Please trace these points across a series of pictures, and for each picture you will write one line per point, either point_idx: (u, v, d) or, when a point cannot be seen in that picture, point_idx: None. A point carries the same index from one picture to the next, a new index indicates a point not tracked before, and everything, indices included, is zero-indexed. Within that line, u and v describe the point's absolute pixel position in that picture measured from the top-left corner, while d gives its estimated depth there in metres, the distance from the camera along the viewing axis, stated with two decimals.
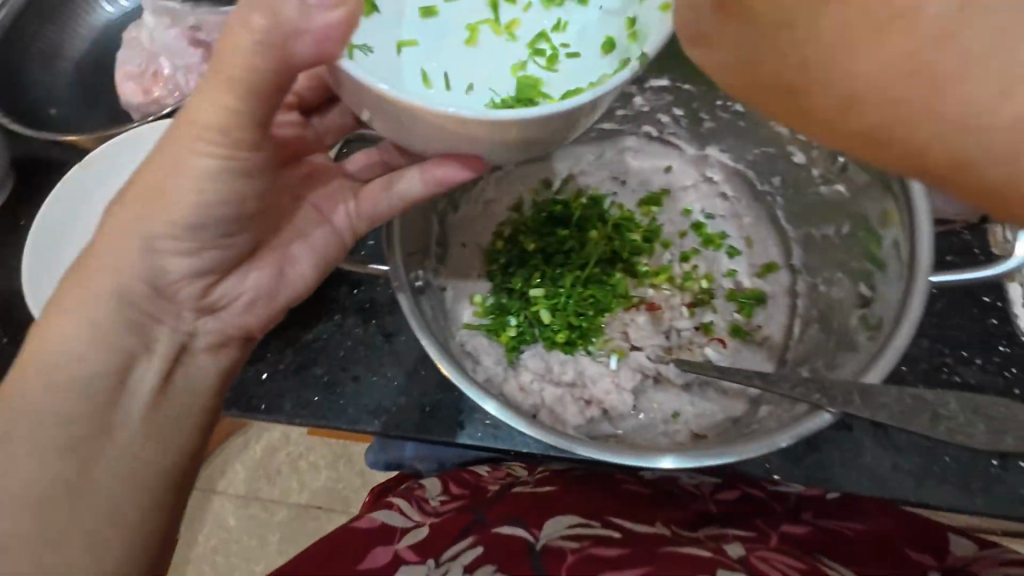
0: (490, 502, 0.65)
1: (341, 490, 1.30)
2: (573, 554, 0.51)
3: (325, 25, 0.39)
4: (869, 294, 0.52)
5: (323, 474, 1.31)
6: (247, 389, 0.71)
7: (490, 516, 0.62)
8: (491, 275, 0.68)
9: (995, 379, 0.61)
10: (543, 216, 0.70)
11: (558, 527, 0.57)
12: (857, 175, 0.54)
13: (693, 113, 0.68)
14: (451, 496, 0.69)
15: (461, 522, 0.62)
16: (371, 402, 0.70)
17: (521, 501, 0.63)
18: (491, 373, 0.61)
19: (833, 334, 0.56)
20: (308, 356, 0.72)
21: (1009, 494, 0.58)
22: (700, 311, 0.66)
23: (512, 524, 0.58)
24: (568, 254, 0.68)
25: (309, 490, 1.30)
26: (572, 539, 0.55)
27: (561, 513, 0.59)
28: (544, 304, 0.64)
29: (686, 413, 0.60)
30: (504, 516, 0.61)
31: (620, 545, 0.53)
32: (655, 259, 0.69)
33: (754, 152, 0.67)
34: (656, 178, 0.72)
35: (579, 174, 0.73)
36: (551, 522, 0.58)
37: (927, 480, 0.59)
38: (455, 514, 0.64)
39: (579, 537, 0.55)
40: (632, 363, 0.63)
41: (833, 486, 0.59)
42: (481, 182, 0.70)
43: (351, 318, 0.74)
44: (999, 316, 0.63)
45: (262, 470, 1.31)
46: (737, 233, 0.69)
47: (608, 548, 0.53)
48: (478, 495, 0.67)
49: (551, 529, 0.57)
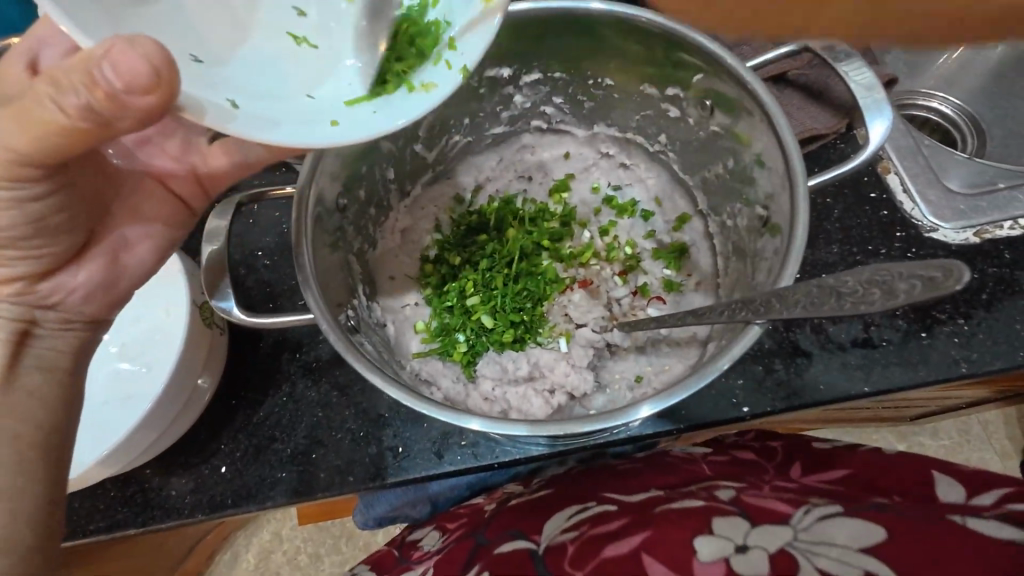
0: (488, 521, 0.62)
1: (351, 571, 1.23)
2: (574, 544, 0.51)
3: (144, 111, 0.38)
4: (765, 214, 0.56)
5: (328, 562, 1.23)
6: (208, 489, 0.67)
7: (489, 535, 0.58)
8: (428, 299, 0.68)
9: (902, 261, 0.67)
10: (463, 229, 0.71)
11: (557, 523, 0.56)
12: (726, 117, 0.58)
13: (573, 98, 0.70)
14: (449, 533, 0.66)
15: (462, 551, 0.57)
16: (342, 461, 0.67)
17: (519, 511, 0.61)
18: (451, 392, 0.62)
19: (743, 259, 0.61)
20: (265, 435, 0.69)
21: (944, 358, 0.62)
22: (632, 276, 0.69)
23: (512, 539, 0.55)
24: (492, 258, 0.69)
25: None
26: (571, 529, 0.54)
27: (557, 513, 0.58)
28: (484, 309, 0.65)
29: (647, 374, 0.62)
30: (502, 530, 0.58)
31: (620, 519, 0.53)
32: (576, 240, 0.71)
33: (637, 118, 0.69)
34: (558, 166, 0.75)
35: (488, 183, 0.75)
36: (549, 523, 0.56)
37: (874, 369, 0.63)
38: (456, 542, 0.61)
39: (576, 526, 0.54)
40: (581, 341, 0.64)
41: (798, 401, 0.62)
42: (391, 213, 0.70)
43: (301, 384, 0.71)
44: (888, 207, 0.69)
45: None
46: (646, 196, 0.73)
47: (605, 526, 0.52)
48: (477, 518, 0.64)
49: (550, 529, 0.55)
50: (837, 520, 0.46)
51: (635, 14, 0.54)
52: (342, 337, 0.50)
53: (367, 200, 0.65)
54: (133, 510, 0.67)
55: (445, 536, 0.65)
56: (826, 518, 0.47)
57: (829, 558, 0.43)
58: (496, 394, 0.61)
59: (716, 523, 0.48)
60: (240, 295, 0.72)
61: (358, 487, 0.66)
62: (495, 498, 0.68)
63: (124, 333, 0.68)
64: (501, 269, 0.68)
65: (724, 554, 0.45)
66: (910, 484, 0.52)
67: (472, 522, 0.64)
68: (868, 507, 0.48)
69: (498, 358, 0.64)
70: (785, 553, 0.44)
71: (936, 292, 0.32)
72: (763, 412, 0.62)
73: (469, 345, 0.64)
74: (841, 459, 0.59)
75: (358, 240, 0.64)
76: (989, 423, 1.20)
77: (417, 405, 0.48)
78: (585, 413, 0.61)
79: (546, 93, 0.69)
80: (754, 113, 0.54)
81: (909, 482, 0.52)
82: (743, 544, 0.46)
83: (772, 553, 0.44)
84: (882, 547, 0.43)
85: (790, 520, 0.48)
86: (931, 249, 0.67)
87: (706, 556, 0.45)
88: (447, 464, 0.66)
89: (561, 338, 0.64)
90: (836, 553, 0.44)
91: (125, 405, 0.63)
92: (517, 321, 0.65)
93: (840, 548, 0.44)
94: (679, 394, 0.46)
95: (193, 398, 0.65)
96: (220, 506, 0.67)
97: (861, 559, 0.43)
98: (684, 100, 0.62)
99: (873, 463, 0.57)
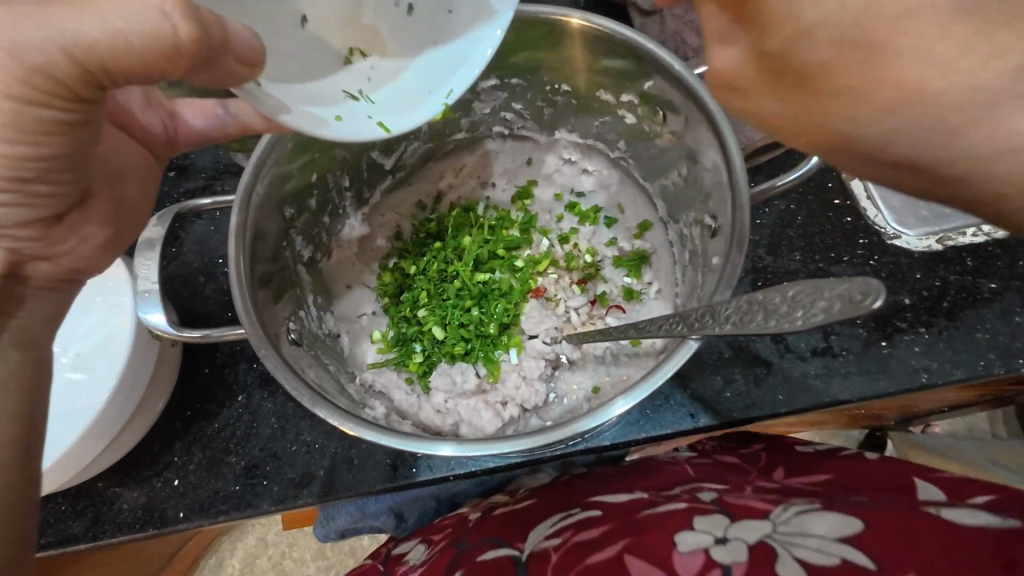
0: (471, 528, 0.59)
1: None
2: (557, 552, 0.49)
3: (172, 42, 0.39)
4: (714, 223, 0.55)
5: (313, 566, 1.22)
6: (160, 503, 0.66)
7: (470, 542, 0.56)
8: (386, 308, 0.67)
9: (864, 269, 0.66)
10: (423, 237, 0.70)
11: (541, 530, 0.54)
12: (677, 125, 0.57)
13: (532, 105, 0.69)
14: (433, 545, 0.62)
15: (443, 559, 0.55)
16: (297, 473, 0.66)
17: (502, 520, 0.59)
18: (403, 404, 0.60)
19: (694, 269, 0.60)
20: (220, 447, 0.68)
21: (905, 366, 0.62)
22: (591, 285, 0.68)
23: (496, 546, 0.54)
24: (448, 267, 0.69)
25: None
26: (554, 534, 0.52)
27: (539, 522, 0.56)
28: (435, 320, 0.65)
29: (604, 385, 0.61)
30: (487, 538, 0.56)
31: (601, 524, 0.51)
32: (536, 248, 0.70)
33: (597, 124, 0.68)
34: (521, 172, 0.75)
35: (450, 189, 0.74)
36: (533, 532, 0.54)
37: (834, 379, 0.62)
38: (439, 552, 0.58)
39: (560, 532, 0.52)
40: (533, 352, 0.63)
41: (756, 412, 0.61)
42: (346, 220, 0.69)
43: (257, 395, 0.70)
44: (851, 213, 0.69)
45: None
46: (609, 204, 0.72)
47: (588, 533, 0.51)
48: (459, 528, 0.61)
49: (534, 536, 0.53)
50: (816, 514, 0.45)
51: (569, 16, 0.54)
52: (277, 356, 0.49)
53: (319, 208, 0.64)
54: (84, 523, 0.66)
55: (429, 548, 0.62)
56: (803, 515, 0.45)
57: (810, 550, 0.42)
58: (449, 408, 0.60)
59: (695, 521, 0.47)
60: (198, 305, 0.70)
61: (312, 500, 0.65)
62: (478, 508, 0.65)
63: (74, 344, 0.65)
64: (459, 279, 0.67)
65: (702, 546, 0.44)
66: (887, 484, 0.49)
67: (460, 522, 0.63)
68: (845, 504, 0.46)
69: (450, 371, 0.63)
70: (763, 544, 0.43)
71: (854, 310, 0.32)
72: (719, 423, 0.61)
73: (424, 356, 0.64)
74: (819, 460, 0.56)
75: (308, 250, 0.63)
76: (973, 423, 1.11)
77: (353, 427, 0.47)
78: (541, 424, 0.60)
79: (505, 99, 0.68)
80: (703, 123, 0.52)
81: (885, 479, 0.50)
82: (722, 538, 0.45)
83: (751, 544, 0.43)
84: (861, 538, 0.41)
85: (770, 517, 0.46)
86: (894, 257, 0.66)
87: (685, 550, 0.45)
88: (395, 476, 0.65)
89: (513, 349, 0.64)
90: (813, 543, 0.42)
91: (69, 416, 0.61)
92: (472, 333, 0.64)
93: (819, 538, 0.42)
94: (634, 395, 0.45)
95: (140, 407, 0.64)
96: (173, 520, 0.65)
97: (837, 547, 0.41)
98: (639, 107, 0.61)
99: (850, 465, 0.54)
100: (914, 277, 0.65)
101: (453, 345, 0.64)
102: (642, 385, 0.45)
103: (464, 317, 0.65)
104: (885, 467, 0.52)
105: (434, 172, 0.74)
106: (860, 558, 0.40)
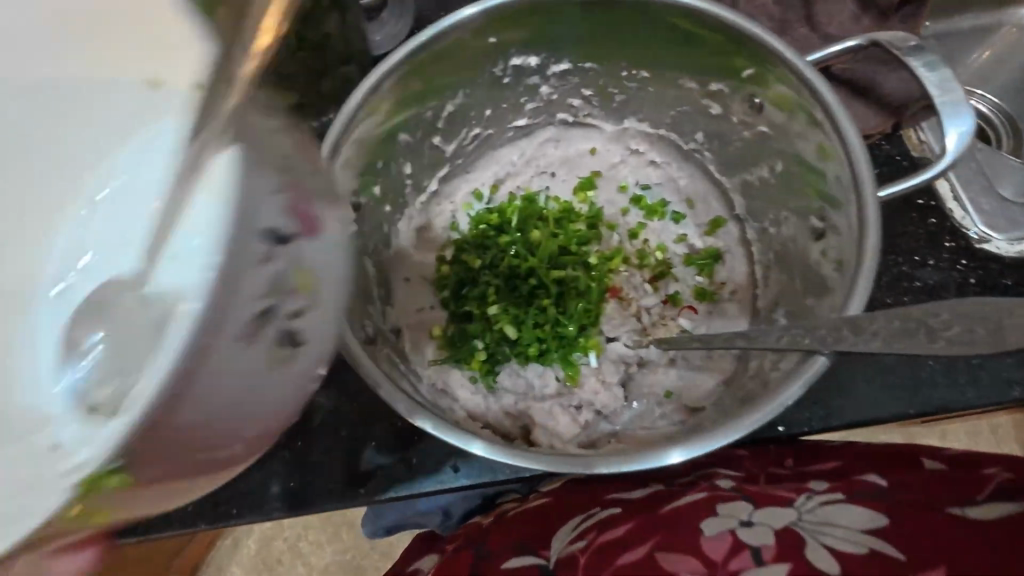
0: (484, 533, 0.57)
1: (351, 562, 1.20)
2: (586, 551, 0.48)
3: None
4: (821, 224, 0.51)
5: (328, 550, 1.20)
6: (211, 497, 0.64)
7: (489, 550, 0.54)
8: (445, 303, 0.64)
9: (953, 274, 0.63)
10: (483, 228, 0.66)
11: (567, 530, 0.53)
12: (777, 116, 0.53)
13: (603, 91, 0.65)
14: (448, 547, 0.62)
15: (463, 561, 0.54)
16: (352, 471, 0.64)
17: (516, 521, 0.56)
18: (472, 404, 0.58)
19: (792, 273, 0.57)
20: (272, 442, 0.66)
21: (995, 379, 0.59)
22: (663, 284, 0.65)
23: (520, 552, 0.52)
24: (521, 261, 0.64)
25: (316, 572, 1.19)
26: (580, 536, 0.51)
27: (562, 523, 0.54)
28: (508, 320, 0.61)
29: (677, 390, 0.59)
30: (505, 542, 0.54)
31: (626, 523, 0.50)
32: (605, 243, 0.67)
33: (673, 114, 0.65)
34: (583, 163, 0.71)
35: (507, 177, 0.71)
36: (557, 537, 0.53)
37: (920, 389, 0.59)
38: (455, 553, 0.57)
39: (584, 534, 0.51)
40: (611, 356, 0.61)
41: (836, 422, 0.58)
42: (406, 211, 0.66)
43: (308, 388, 0.67)
44: (937, 215, 0.65)
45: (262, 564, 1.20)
46: (676, 197, 0.68)
47: (613, 531, 0.50)
48: (472, 531, 0.60)
49: (561, 536, 0.53)
50: (841, 505, 0.47)
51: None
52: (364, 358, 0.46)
53: (384, 195, 0.61)
54: (133, 516, 0.64)
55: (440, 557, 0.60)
56: (828, 505, 0.47)
57: (834, 538, 0.44)
58: (521, 413, 0.58)
59: (720, 509, 0.48)
60: None
61: (372, 498, 0.63)
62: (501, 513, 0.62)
63: None
64: (525, 274, 0.63)
65: (729, 527, 0.46)
66: (892, 467, 0.51)
67: (471, 532, 0.60)
68: (863, 491, 0.48)
69: (522, 371, 0.60)
70: (789, 529, 0.45)
71: None
72: (799, 432, 0.59)
73: (486, 353, 0.60)
74: (831, 450, 0.56)
75: (372, 242, 0.60)
76: (1002, 428, 1.09)
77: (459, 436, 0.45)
78: (613, 429, 0.57)
79: (576, 84, 0.65)
80: (820, 130, 0.48)
81: (893, 467, 0.51)
82: (747, 521, 0.46)
83: (778, 530, 0.45)
84: (885, 530, 0.44)
85: (792, 505, 0.48)
86: (985, 262, 0.63)
87: (713, 533, 0.46)
88: (457, 478, 0.63)
89: (592, 351, 0.61)
90: (840, 534, 0.44)
91: None
92: (550, 333, 0.61)
93: (844, 529, 0.45)
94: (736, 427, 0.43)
95: None
96: (225, 516, 0.63)
97: (865, 539, 0.44)
98: (729, 97, 0.57)
99: (859, 452, 0.55)
100: (1002, 285, 0.62)
101: (528, 345, 0.60)
102: (762, 417, 0.44)
103: (535, 314, 0.61)
104: (891, 449, 0.54)
105: (486, 161, 0.71)
106: (888, 550, 0.42)
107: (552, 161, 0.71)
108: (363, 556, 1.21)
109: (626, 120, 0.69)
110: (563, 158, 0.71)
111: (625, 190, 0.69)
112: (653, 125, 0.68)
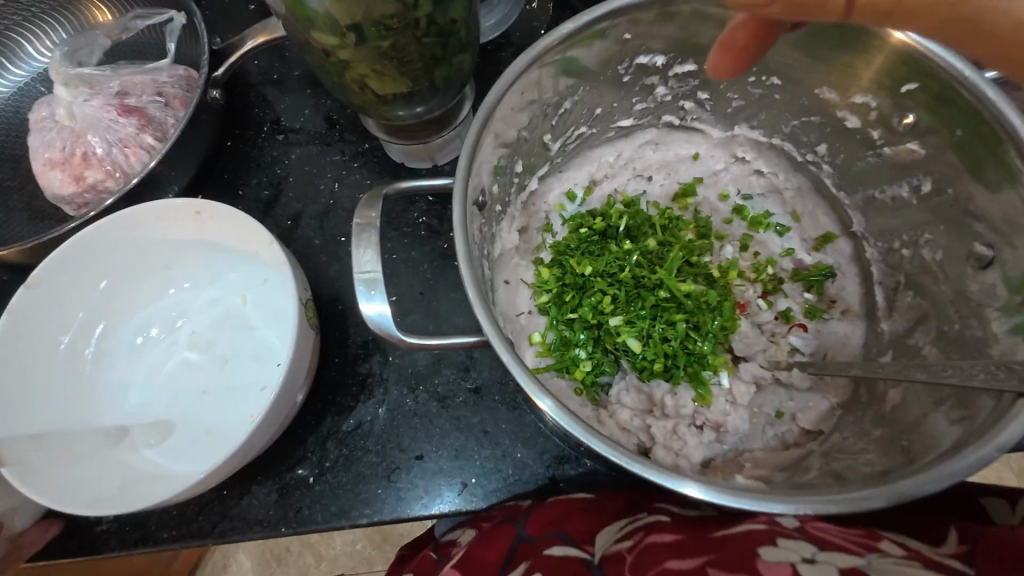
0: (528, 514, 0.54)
1: (362, 552, 1.15)
2: (633, 553, 0.44)
3: None
4: (989, 252, 0.49)
5: (339, 540, 1.15)
6: (295, 501, 0.61)
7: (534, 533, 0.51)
8: (545, 309, 0.60)
9: None
10: (586, 232, 0.63)
11: (610, 535, 0.49)
12: (930, 133, 0.52)
13: (720, 94, 0.63)
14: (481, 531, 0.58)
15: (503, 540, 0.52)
16: (441, 479, 0.61)
17: (566, 510, 0.54)
18: (583, 416, 0.55)
19: (933, 297, 0.55)
20: (358, 446, 0.63)
21: None
22: (775, 299, 0.62)
23: (562, 543, 0.49)
24: (640, 270, 0.61)
25: (327, 563, 1.14)
26: (625, 539, 0.47)
27: (608, 525, 0.50)
28: (631, 332, 0.58)
29: (788, 410, 0.57)
30: (550, 530, 0.51)
31: (677, 532, 0.45)
32: (718, 256, 0.64)
33: (794, 123, 0.63)
34: (684, 168, 0.68)
35: (603, 179, 0.68)
36: (602, 536, 0.49)
37: None
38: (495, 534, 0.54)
39: (630, 535, 0.47)
40: (746, 376, 0.58)
41: None
42: (510, 211, 0.62)
43: (394, 390, 0.64)
44: None
45: (270, 553, 1.15)
46: (780, 209, 0.66)
47: (662, 536, 0.45)
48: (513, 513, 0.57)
49: (604, 541, 0.48)
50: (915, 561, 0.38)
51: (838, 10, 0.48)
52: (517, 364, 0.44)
53: (497, 194, 0.59)
54: (211, 519, 0.61)
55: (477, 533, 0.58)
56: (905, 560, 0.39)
57: None
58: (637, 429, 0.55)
59: (779, 541, 0.40)
60: None
61: (468, 508, 0.60)
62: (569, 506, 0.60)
63: (193, 320, 0.67)
64: (643, 283, 0.60)
65: (789, 560, 0.38)
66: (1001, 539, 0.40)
67: (511, 511, 0.56)
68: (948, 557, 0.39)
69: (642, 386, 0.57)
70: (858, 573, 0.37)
71: None
72: None
73: (593, 365, 0.58)
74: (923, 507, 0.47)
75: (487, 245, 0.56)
76: None
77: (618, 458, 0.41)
78: (725, 450, 0.55)
79: (695, 86, 0.63)
80: (1003, 160, 0.45)
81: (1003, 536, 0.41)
82: (810, 560, 0.38)
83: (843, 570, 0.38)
84: None
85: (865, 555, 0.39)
86: None
87: (771, 558, 0.39)
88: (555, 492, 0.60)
89: (723, 372, 0.58)
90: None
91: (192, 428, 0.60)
92: (673, 347, 0.58)
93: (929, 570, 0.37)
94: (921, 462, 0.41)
95: (250, 374, 0.63)
96: (310, 522, 0.60)
97: None
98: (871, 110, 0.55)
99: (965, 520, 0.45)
100: None
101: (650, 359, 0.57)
102: (968, 467, 0.39)
103: (655, 326, 0.58)
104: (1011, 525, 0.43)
105: (585, 161, 0.68)
106: None
107: (653, 166, 0.68)
108: (375, 546, 1.15)
109: (737, 128, 0.67)
110: (664, 163, 0.68)
111: (726, 199, 0.66)
112: (765, 133, 0.66)
